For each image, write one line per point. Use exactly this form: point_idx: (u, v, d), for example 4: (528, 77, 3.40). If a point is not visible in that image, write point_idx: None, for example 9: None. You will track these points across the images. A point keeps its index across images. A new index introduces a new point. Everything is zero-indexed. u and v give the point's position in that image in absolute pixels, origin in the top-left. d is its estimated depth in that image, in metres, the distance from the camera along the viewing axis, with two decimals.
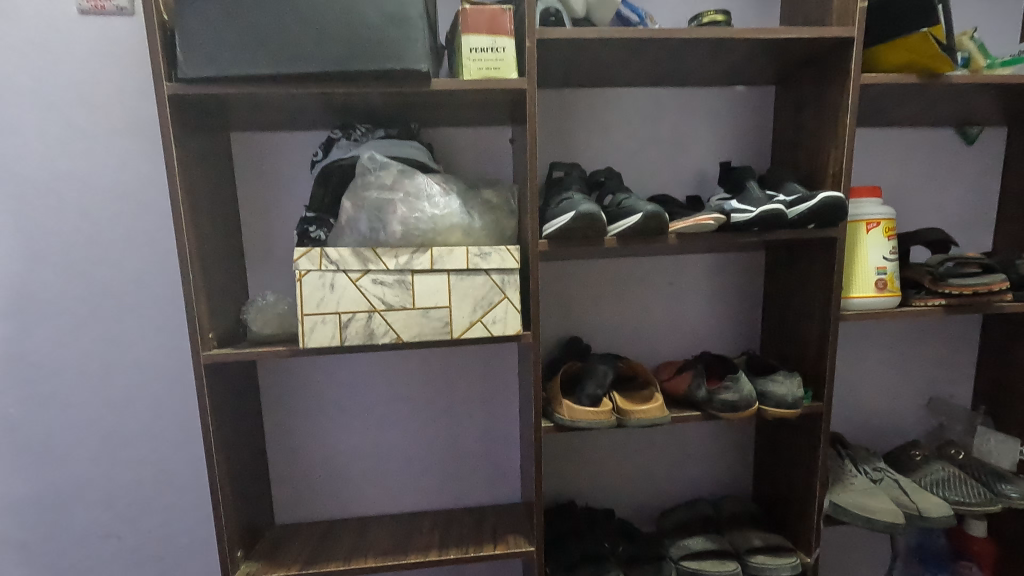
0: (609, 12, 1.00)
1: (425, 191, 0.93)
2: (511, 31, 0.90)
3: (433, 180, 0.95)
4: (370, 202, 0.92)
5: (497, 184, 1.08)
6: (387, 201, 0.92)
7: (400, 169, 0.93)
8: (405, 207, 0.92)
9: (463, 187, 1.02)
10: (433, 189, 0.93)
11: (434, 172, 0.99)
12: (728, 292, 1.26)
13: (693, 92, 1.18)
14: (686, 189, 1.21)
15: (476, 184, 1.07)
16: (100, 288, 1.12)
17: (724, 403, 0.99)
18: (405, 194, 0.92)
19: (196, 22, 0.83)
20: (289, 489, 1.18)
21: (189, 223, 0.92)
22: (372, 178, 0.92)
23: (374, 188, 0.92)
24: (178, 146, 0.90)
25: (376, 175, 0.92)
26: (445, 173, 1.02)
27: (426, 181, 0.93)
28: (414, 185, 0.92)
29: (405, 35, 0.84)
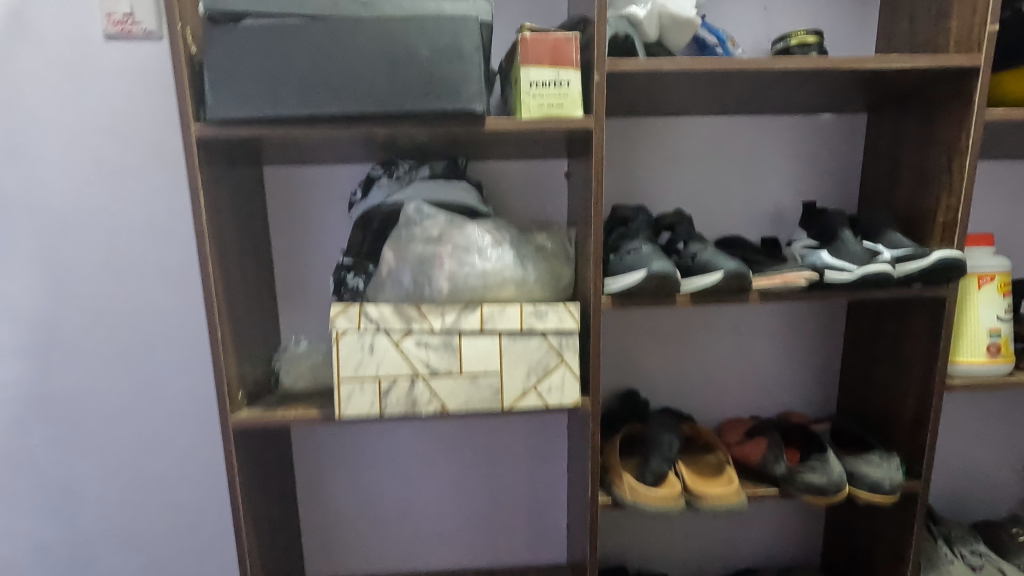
0: (685, 34, 0.87)
1: (475, 243, 0.83)
2: (576, 61, 0.78)
3: (485, 228, 0.85)
4: (414, 254, 0.83)
5: (552, 227, 0.97)
6: (434, 253, 0.82)
7: (448, 219, 0.83)
8: (453, 260, 0.82)
9: (517, 232, 0.91)
10: (484, 240, 0.83)
11: (485, 218, 0.89)
12: (804, 344, 1.12)
13: (773, 120, 1.05)
14: (761, 228, 1.08)
15: (529, 227, 0.96)
16: (125, 328, 1.06)
17: (809, 486, 0.87)
18: (453, 246, 0.82)
19: (229, 59, 0.74)
20: (321, 544, 1.11)
21: (217, 274, 0.83)
22: (417, 228, 0.83)
23: (419, 239, 0.82)
24: (208, 191, 0.81)
25: (421, 225, 0.83)
26: (496, 216, 0.91)
27: (476, 232, 0.83)
28: (464, 237, 0.82)
29: (460, 70, 0.74)
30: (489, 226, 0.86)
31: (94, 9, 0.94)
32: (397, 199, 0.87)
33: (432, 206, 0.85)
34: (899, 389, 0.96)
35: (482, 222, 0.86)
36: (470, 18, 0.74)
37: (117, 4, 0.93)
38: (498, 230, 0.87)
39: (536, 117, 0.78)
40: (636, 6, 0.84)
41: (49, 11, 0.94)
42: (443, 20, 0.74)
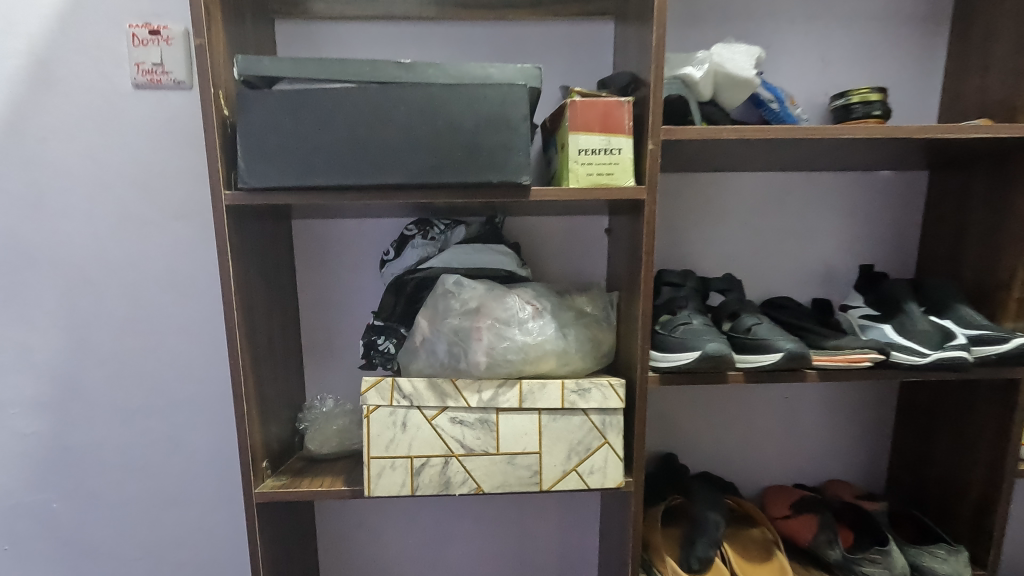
0: (742, 92, 0.81)
1: (514, 315, 0.78)
2: (629, 128, 0.74)
3: (525, 298, 0.80)
4: (450, 323, 0.79)
5: (591, 290, 0.92)
6: (472, 324, 0.78)
7: (487, 289, 0.80)
8: (491, 332, 0.77)
9: (557, 298, 0.86)
10: (523, 311, 0.79)
11: (524, 286, 0.84)
12: (854, 409, 1.06)
13: (828, 177, 0.99)
14: (812, 288, 1.02)
15: (567, 290, 0.91)
16: (147, 379, 1.03)
17: None
18: (492, 317, 0.78)
19: (264, 124, 0.71)
20: None
21: (245, 344, 0.79)
22: (455, 297, 0.79)
23: (456, 308, 0.79)
24: (238, 256, 0.77)
25: (459, 294, 0.79)
26: (535, 282, 0.87)
27: (516, 303, 0.79)
28: (504, 309, 0.78)
29: (507, 140, 0.70)
30: (529, 295, 0.82)
31: (124, 59, 0.92)
32: (430, 264, 0.84)
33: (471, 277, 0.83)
34: (962, 469, 0.89)
35: (521, 292, 0.82)
36: (518, 85, 0.70)
37: (147, 54, 0.91)
38: (538, 300, 0.82)
39: (586, 185, 0.74)
40: (692, 66, 0.80)
41: (79, 61, 0.92)
42: (490, 87, 0.70)
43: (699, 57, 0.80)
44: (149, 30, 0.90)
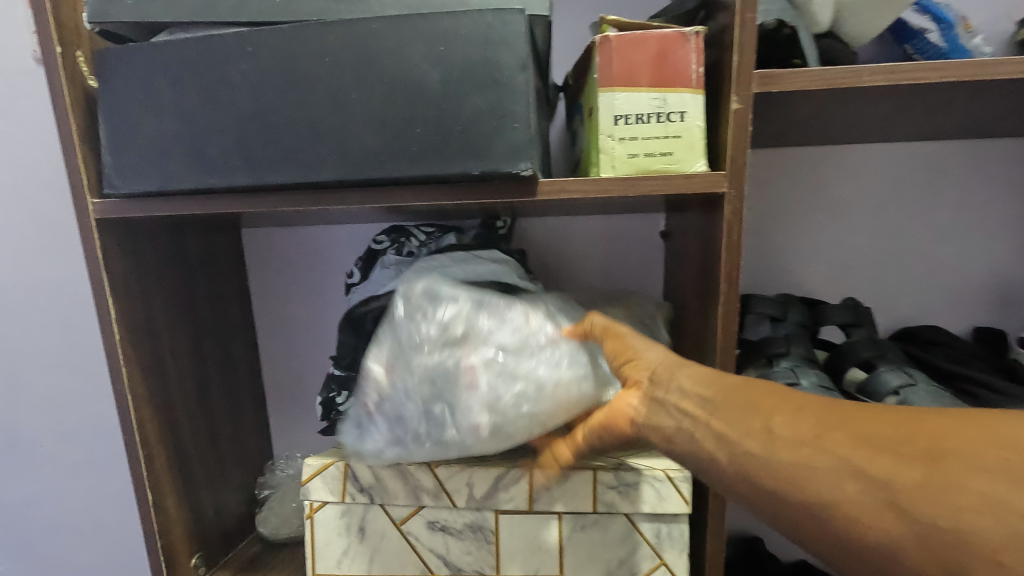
0: (885, 13, 0.50)
1: (524, 340, 0.48)
2: (698, 76, 0.45)
3: (535, 313, 0.51)
4: (421, 358, 0.49)
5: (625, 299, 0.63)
6: (459, 360, 0.48)
7: (473, 301, 0.50)
8: (492, 373, 0.47)
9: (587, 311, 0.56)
10: (538, 334, 0.49)
11: (534, 296, 0.54)
12: None
13: (1003, 143, 0.65)
14: (974, 313, 0.69)
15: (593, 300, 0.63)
16: (83, 426, 0.82)
17: None
18: (489, 345, 0.48)
19: (138, 98, 0.47)
20: None
21: (150, 407, 0.57)
22: (422, 315, 0.50)
23: (426, 334, 0.49)
24: (131, 287, 0.55)
25: (427, 311, 0.50)
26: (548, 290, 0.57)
27: (524, 325, 0.49)
28: (501, 332, 0.48)
29: (495, 104, 0.43)
30: (541, 309, 0.52)
31: (24, 27, 0.71)
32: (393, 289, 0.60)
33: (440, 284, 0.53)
34: None
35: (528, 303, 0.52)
36: (511, 11, 0.43)
37: None
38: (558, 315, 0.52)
39: (626, 173, 0.46)
40: None
41: None
42: (464, 17, 0.43)
43: None
44: None
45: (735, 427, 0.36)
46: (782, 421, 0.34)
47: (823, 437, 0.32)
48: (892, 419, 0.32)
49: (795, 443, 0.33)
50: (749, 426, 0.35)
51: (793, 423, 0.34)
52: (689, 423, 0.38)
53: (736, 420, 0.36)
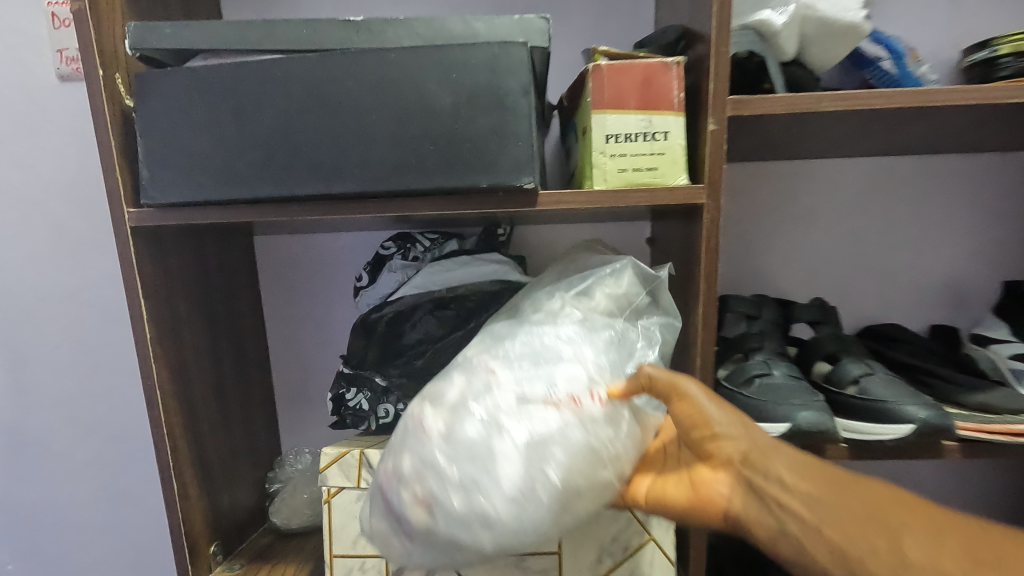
0: (843, 45, 0.57)
1: (584, 429, 0.41)
2: (679, 101, 0.51)
3: (564, 377, 0.43)
4: (475, 508, 0.38)
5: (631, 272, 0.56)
6: (521, 490, 0.38)
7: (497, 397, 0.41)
8: (560, 487, 0.40)
9: (595, 334, 0.49)
10: (592, 411, 0.42)
11: (546, 346, 0.47)
12: (989, 475, 0.78)
13: (954, 159, 0.72)
14: (930, 312, 0.75)
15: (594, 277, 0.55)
16: (96, 426, 0.85)
17: None
18: (558, 445, 0.40)
19: (173, 117, 0.52)
20: None
21: (174, 403, 0.61)
22: (453, 434, 0.40)
23: (477, 463, 0.38)
24: (159, 290, 0.59)
25: (457, 425, 0.40)
26: (545, 328, 0.49)
27: (571, 405, 0.42)
28: (560, 436, 0.40)
29: (501, 125, 0.49)
30: (562, 365, 0.44)
31: (42, 42, 0.74)
32: (401, 294, 0.66)
33: (448, 387, 0.44)
34: None
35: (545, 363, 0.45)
36: (515, 43, 0.48)
37: (70, 38, 0.74)
38: (580, 360, 0.45)
39: (616, 186, 0.52)
40: (771, 10, 0.55)
41: None
42: (474, 49, 0.48)
43: None
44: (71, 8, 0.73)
45: (853, 540, 0.43)
46: (906, 541, 0.42)
47: (943, 562, 0.40)
48: (1004, 548, 0.41)
49: (918, 564, 0.41)
50: (874, 545, 0.42)
51: (917, 546, 0.42)
52: (796, 522, 0.45)
53: (856, 534, 0.43)
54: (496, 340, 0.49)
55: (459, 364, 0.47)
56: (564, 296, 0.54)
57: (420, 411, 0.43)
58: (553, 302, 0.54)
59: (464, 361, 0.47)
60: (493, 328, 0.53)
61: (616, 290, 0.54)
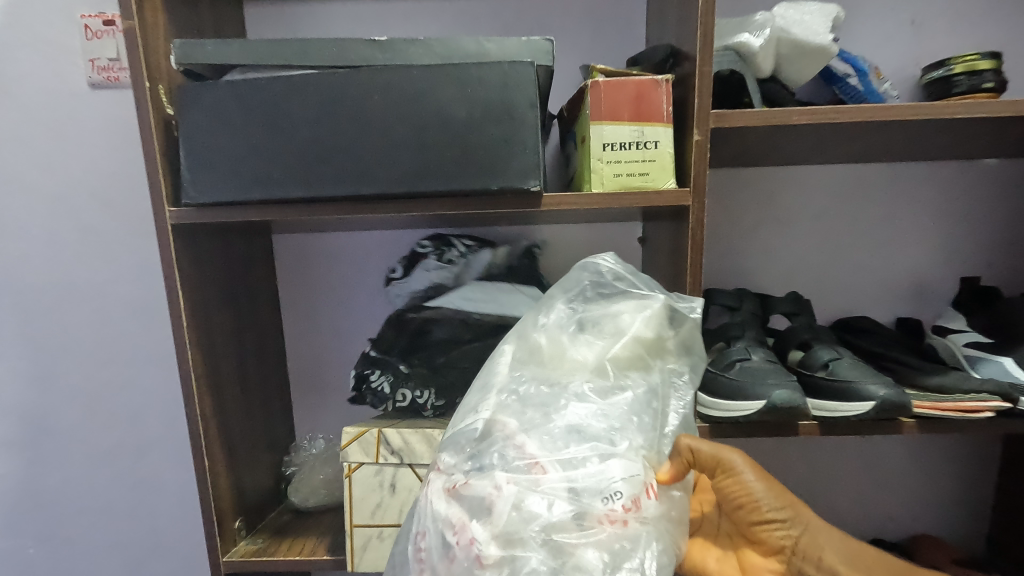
0: (815, 65, 0.64)
1: (646, 534, 0.44)
2: (668, 114, 0.57)
3: (620, 479, 0.43)
4: None
5: (661, 314, 0.53)
6: None
7: (559, 516, 0.42)
8: None
9: (631, 399, 0.49)
10: (647, 508, 0.44)
11: (581, 434, 0.45)
12: (949, 456, 0.85)
13: (918, 166, 0.79)
14: (896, 306, 0.83)
15: (620, 317, 0.53)
16: (120, 415, 0.90)
17: None
18: (628, 560, 0.42)
19: (212, 125, 0.57)
20: None
21: (206, 387, 0.66)
22: (524, 567, 0.41)
23: None
24: (193, 283, 0.64)
25: (527, 557, 0.41)
26: (581, 397, 0.48)
27: (629, 513, 0.43)
28: (626, 551, 0.42)
29: (510, 136, 0.55)
30: (613, 459, 0.44)
31: (74, 53, 0.79)
32: (439, 301, 0.70)
33: (494, 497, 0.43)
34: None
35: (593, 456, 0.44)
36: (523, 63, 0.55)
37: (102, 48, 0.78)
38: (627, 446, 0.45)
39: (612, 189, 0.58)
40: (749, 33, 0.61)
41: (26, 58, 0.79)
42: (487, 67, 0.55)
43: (759, 21, 0.62)
44: (103, 20, 0.78)
45: None
46: None
47: None
48: None
49: None
50: None
51: None
52: None
53: None
54: (523, 408, 0.48)
55: (490, 446, 0.46)
56: (590, 343, 0.52)
57: (474, 539, 0.42)
58: (581, 352, 0.51)
59: (495, 444, 0.46)
60: (511, 380, 0.51)
61: (648, 339, 0.52)
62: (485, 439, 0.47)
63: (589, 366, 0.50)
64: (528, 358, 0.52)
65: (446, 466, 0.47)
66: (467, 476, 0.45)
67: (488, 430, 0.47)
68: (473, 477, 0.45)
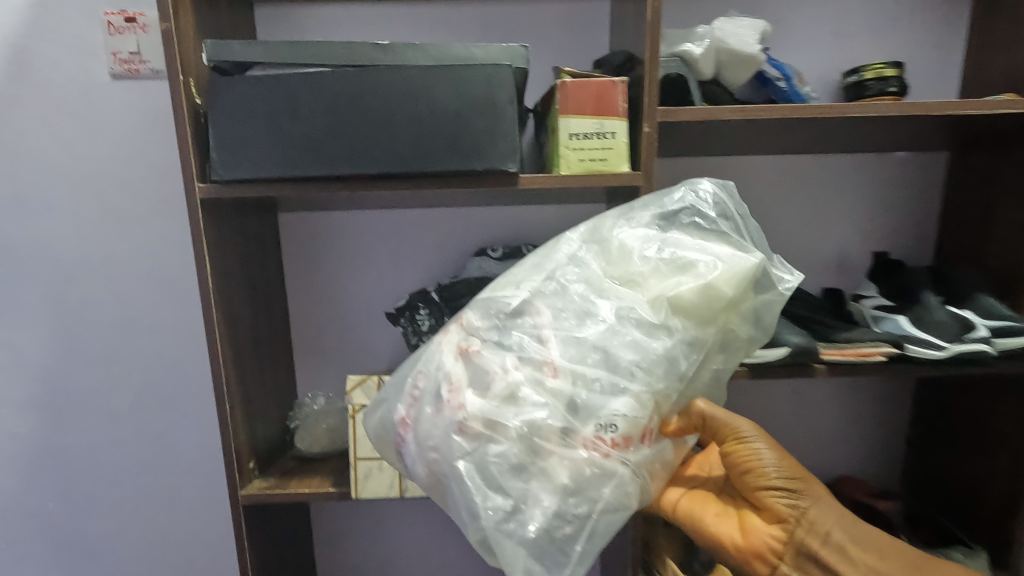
0: (747, 70, 0.76)
1: (612, 472, 0.55)
2: (624, 110, 0.69)
3: (619, 415, 0.54)
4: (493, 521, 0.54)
5: (745, 273, 0.58)
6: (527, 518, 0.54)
7: (549, 425, 0.54)
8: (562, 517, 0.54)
9: (669, 345, 0.57)
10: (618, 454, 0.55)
11: (612, 363, 0.56)
12: (866, 406, 1.00)
13: (841, 158, 0.93)
14: (822, 278, 0.97)
15: (700, 263, 0.58)
16: (136, 377, 0.99)
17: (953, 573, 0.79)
18: (573, 481, 0.54)
19: (235, 112, 0.67)
20: None
21: (227, 341, 0.76)
22: (495, 449, 0.54)
23: (494, 481, 0.54)
24: (216, 249, 0.73)
25: (502, 442, 0.54)
26: (627, 322, 0.57)
27: (602, 448, 0.54)
28: (576, 477, 0.54)
29: (493, 126, 0.66)
30: (622, 397, 0.55)
31: (98, 47, 0.88)
32: None
33: (499, 375, 0.56)
34: (983, 471, 0.83)
35: (603, 382, 0.55)
36: (503, 66, 0.66)
37: (123, 42, 0.87)
38: (641, 387, 0.56)
39: (576, 172, 0.69)
40: (692, 43, 0.75)
41: (54, 50, 0.87)
42: (475, 69, 0.66)
43: (699, 33, 0.75)
44: (125, 17, 0.86)
45: None
46: None
47: None
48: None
49: None
50: None
51: None
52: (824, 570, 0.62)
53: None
54: (567, 306, 0.59)
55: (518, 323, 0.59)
56: (660, 275, 0.59)
57: (463, 404, 0.56)
58: (648, 276, 0.59)
59: (524, 323, 0.59)
60: (564, 269, 0.61)
61: (712, 297, 0.58)
62: (517, 315, 0.59)
63: (647, 296, 0.58)
64: (603, 257, 0.61)
65: (471, 326, 0.60)
66: (483, 346, 0.58)
67: (523, 312, 0.59)
68: (489, 349, 0.58)
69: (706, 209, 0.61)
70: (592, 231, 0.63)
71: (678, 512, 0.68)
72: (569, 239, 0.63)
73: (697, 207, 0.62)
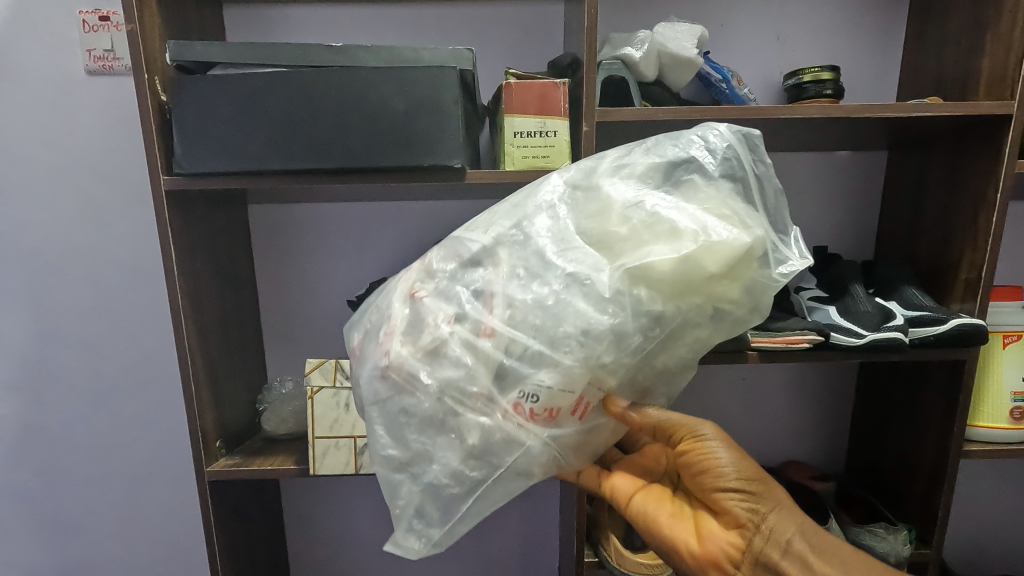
0: (688, 73, 0.81)
1: (521, 440, 0.56)
2: (565, 110, 0.73)
3: (544, 385, 0.54)
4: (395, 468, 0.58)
5: (733, 247, 0.54)
6: (428, 471, 0.57)
7: (468, 388, 0.55)
8: (462, 476, 0.57)
9: (617, 320, 0.55)
10: (532, 425, 0.56)
11: (554, 331, 0.55)
12: (810, 394, 1.05)
13: (786, 157, 0.98)
14: None
15: (688, 230, 0.54)
16: (112, 361, 1.03)
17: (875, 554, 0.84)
18: (479, 444, 0.56)
19: (196, 108, 0.71)
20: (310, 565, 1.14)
21: (193, 326, 0.80)
22: (409, 402, 0.56)
23: (404, 432, 0.57)
24: (180, 238, 0.77)
25: (416, 396, 0.56)
26: (576, 290, 0.55)
27: (515, 416, 0.56)
28: (482, 441, 0.56)
29: (440, 124, 0.70)
30: (552, 367, 0.54)
31: (74, 45, 0.91)
32: None
33: (431, 327, 0.57)
34: (912, 455, 0.88)
35: (539, 348, 0.55)
36: (448, 68, 0.70)
37: (98, 40, 0.91)
38: (575, 361, 0.54)
39: (520, 168, 0.74)
40: (632, 47, 0.79)
41: (31, 46, 0.91)
42: (423, 71, 0.70)
43: (640, 37, 0.79)
44: (99, 16, 0.90)
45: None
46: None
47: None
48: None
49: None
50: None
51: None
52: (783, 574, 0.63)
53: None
54: (523, 262, 0.58)
55: (473, 274, 0.59)
56: (637, 240, 0.56)
57: (390, 352, 0.57)
58: (625, 238, 0.56)
59: (476, 277, 0.58)
60: (537, 220, 0.59)
61: (692, 270, 0.54)
62: (471, 265, 0.59)
63: (614, 262, 0.56)
64: (584, 209, 0.60)
65: (429, 268, 0.61)
66: (428, 293, 0.59)
67: (481, 262, 0.59)
68: (432, 298, 0.59)
69: (708, 167, 0.58)
70: (585, 175, 0.61)
71: (633, 507, 0.72)
72: (557, 183, 0.61)
73: (699, 164, 0.58)
